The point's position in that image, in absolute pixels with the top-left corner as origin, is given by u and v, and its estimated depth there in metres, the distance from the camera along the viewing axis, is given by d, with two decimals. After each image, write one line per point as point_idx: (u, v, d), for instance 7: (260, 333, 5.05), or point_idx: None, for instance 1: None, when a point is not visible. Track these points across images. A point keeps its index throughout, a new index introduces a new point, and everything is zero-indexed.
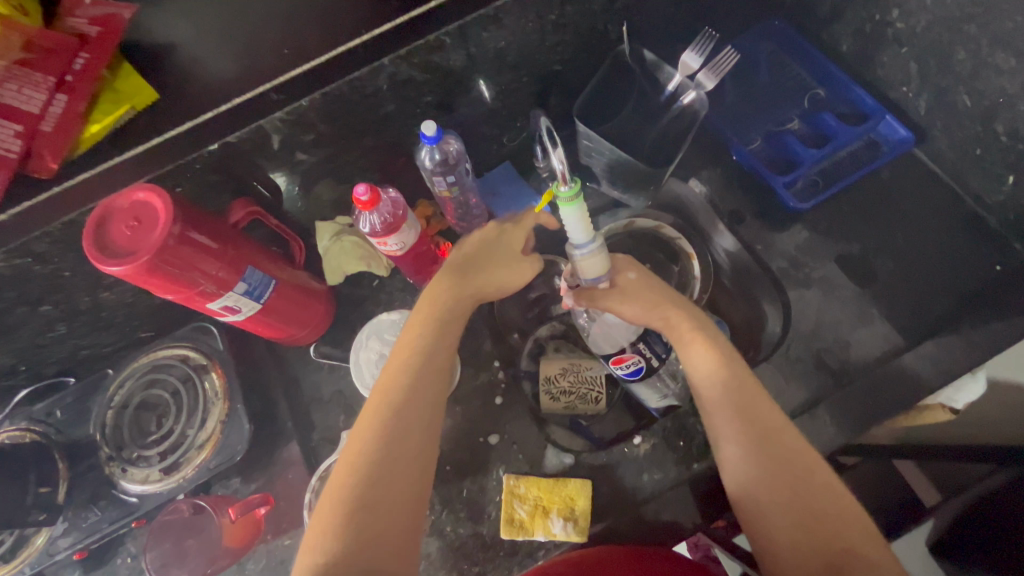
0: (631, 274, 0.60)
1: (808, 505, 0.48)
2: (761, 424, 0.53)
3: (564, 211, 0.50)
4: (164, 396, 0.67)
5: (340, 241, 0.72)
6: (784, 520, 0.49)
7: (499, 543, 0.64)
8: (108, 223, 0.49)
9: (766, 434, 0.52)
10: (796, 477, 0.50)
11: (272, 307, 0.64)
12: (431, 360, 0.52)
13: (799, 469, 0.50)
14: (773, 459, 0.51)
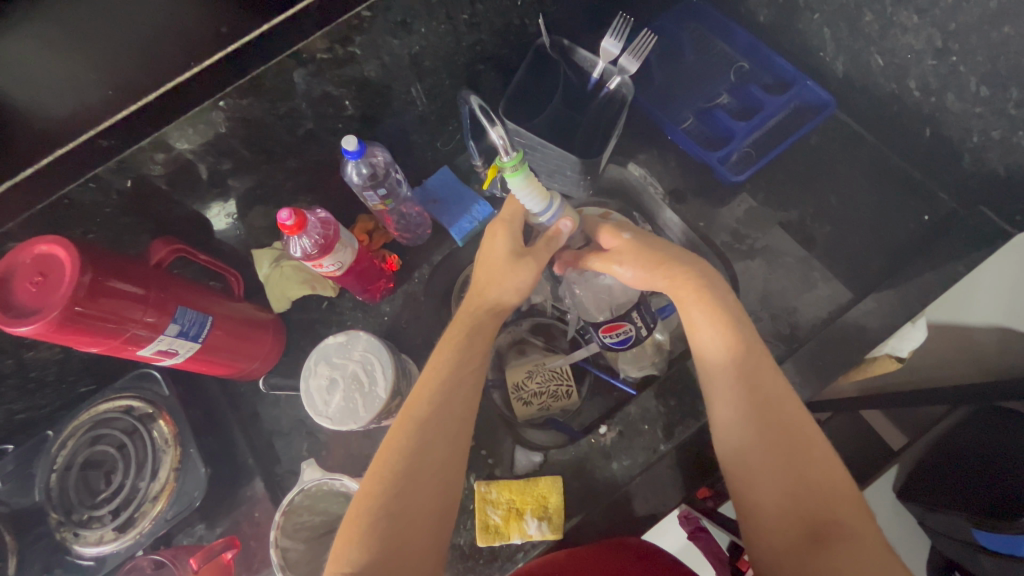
0: (626, 234, 0.59)
1: (800, 471, 0.47)
2: (763, 393, 0.50)
3: (511, 182, 0.51)
4: (111, 451, 0.63)
5: (280, 267, 0.70)
6: (773, 489, 0.47)
7: (476, 551, 0.63)
8: (11, 280, 0.45)
9: (767, 401, 0.50)
10: (791, 446, 0.48)
11: (212, 345, 0.61)
12: (460, 374, 0.52)
13: (795, 438, 0.48)
14: (769, 426, 0.49)
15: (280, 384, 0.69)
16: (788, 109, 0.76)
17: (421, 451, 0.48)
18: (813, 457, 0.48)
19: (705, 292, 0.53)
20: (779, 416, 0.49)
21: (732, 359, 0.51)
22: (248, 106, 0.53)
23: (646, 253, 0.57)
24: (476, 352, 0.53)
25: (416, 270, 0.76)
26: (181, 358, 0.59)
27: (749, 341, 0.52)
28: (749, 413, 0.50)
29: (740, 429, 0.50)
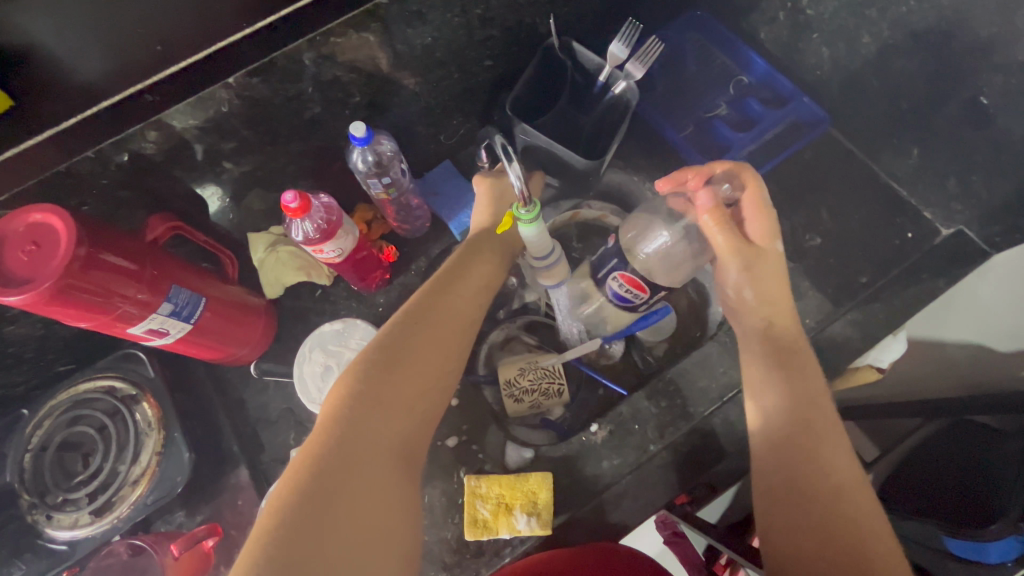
0: (777, 245, 0.60)
1: (843, 529, 0.47)
2: (815, 446, 0.51)
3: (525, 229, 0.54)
4: (89, 432, 0.61)
5: (276, 252, 0.69)
6: (814, 541, 0.47)
7: (464, 546, 0.63)
8: (2, 248, 0.44)
9: (813, 443, 0.51)
10: (826, 483, 0.49)
11: (204, 327, 0.60)
12: (416, 340, 0.50)
13: (835, 484, 0.49)
14: (815, 469, 0.50)
15: (269, 369, 0.68)
16: (784, 123, 0.79)
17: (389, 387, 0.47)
18: (864, 522, 0.47)
19: (789, 338, 0.58)
20: (831, 474, 0.50)
21: (804, 405, 0.53)
22: (256, 86, 0.53)
23: (768, 271, 0.60)
24: (453, 316, 0.54)
25: (413, 262, 0.76)
26: (173, 339, 0.58)
27: (811, 393, 0.54)
28: (786, 445, 0.52)
29: (791, 476, 0.51)
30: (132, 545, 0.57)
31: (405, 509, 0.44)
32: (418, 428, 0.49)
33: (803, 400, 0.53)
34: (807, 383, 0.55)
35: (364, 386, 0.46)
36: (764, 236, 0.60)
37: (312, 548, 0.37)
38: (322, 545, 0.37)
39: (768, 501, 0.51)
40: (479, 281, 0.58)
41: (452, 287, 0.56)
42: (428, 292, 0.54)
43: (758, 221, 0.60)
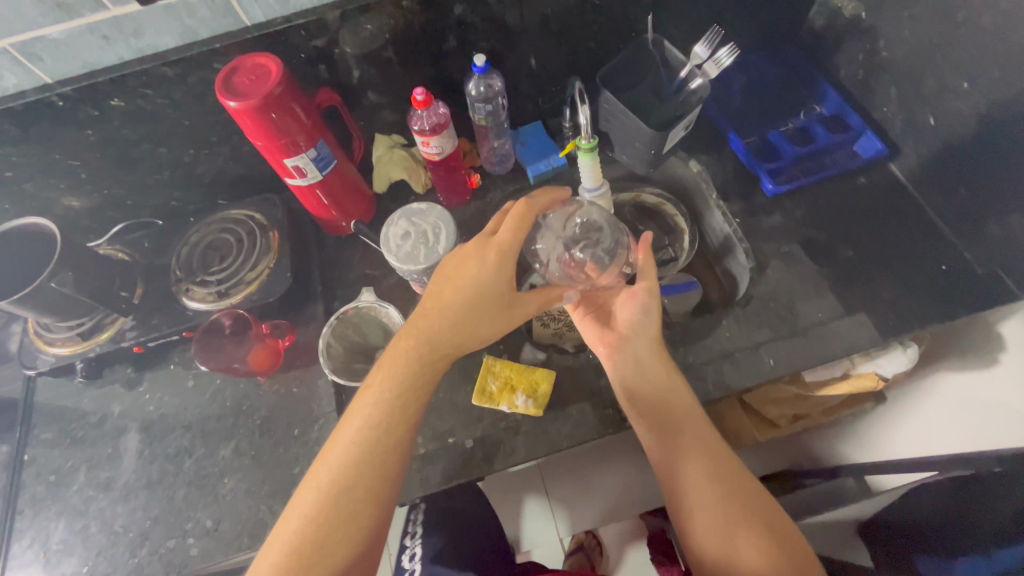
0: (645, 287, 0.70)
1: (720, 487, 0.61)
2: (683, 430, 0.64)
3: (582, 158, 0.71)
4: (228, 241, 0.82)
5: (392, 152, 0.88)
6: (697, 499, 0.61)
7: (468, 409, 0.75)
8: (235, 73, 0.65)
9: (682, 421, 0.65)
10: (700, 444, 0.63)
11: (328, 182, 0.79)
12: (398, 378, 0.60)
13: (705, 439, 0.64)
14: (692, 439, 0.64)
15: (361, 232, 0.86)
16: (840, 149, 0.87)
17: (357, 474, 0.56)
18: (743, 488, 0.61)
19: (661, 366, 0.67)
20: (695, 433, 0.64)
21: (682, 418, 0.65)
22: (418, 14, 0.73)
23: (647, 328, 0.68)
24: (423, 366, 0.61)
25: (490, 192, 0.92)
26: (303, 185, 0.77)
27: (684, 397, 0.66)
28: (664, 437, 0.64)
29: (695, 470, 0.62)
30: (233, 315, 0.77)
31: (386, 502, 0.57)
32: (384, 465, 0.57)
33: (662, 396, 0.66)
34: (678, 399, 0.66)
35: (333, 516, 0.54)
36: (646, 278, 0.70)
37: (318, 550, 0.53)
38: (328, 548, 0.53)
39: (667, 481, 0.64)
40: (472, 321, 0.61)
41: (437, 332, 0.61)
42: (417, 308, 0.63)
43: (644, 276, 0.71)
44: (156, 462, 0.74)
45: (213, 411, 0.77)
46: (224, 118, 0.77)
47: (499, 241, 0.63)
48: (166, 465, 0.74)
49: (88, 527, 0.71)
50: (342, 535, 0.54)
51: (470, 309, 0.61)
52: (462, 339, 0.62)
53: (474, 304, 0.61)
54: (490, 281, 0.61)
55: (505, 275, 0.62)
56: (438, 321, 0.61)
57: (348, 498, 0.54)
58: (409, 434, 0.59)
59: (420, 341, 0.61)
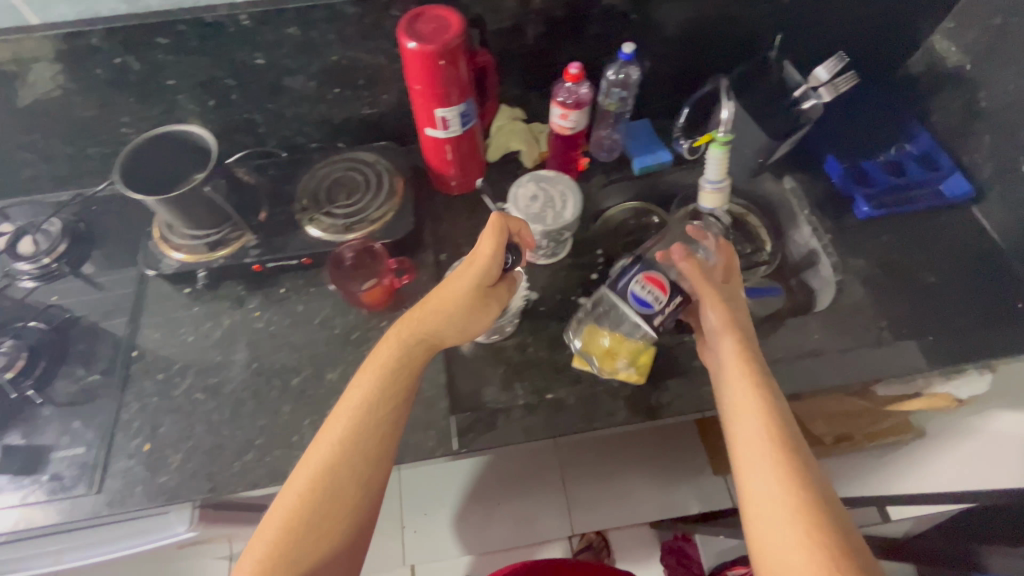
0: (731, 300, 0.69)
1: (795, 491, 0.52)
2: (760, 425, 0.57)
3: (712, 149, 0.76)
4: (354, 181, 0.85)
5: (513, 124, 0.93)
6: (767, 497, 0.53)
7: (567, 369, 0.79)
8: (418, 20, 0.70)
9: (769, 414, 0.58)
10: (782, 443, 0.55)
11: (462, 139, 0.83)
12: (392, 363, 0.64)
13: (791, 441, 0.56)
14: (774, 435, 0.56)
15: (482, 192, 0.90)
16: (927, 185, 0.94)
17: (339, 458, 0.59)
18: (823, 504, 0.51)
19: (736, 350, 0.64)
20: (778, 430, 0.56)
21: (745, 394, 0.60)
22: None
23: (733, 325, 0.67)
24: (414, 352, 0.65)
25: (596, 175, 0.97)
26: (440, 137, 0.81)
27: (772, 396, 0.59)
28: (746, 425, 0.58)
29: (764, 471, 0.54)
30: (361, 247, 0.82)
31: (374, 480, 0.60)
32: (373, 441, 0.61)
33: (743, 386, 0.61)
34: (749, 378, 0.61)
35: (314, 493, 0.58)
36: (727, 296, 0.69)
37: (308, 517, 0.57)
38: (314, 518, 0.57)
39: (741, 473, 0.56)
40: (459, 314, 0.66)
41: (422, 324, 0.66)
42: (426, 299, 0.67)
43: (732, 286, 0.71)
44: (263, 377, 0.77)
45: (321, 337, 0.80)
46: (374, 64, 0.81)
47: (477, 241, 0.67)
48: (272, 382, 0.76)
49: (194, 429, 0.73)
50: (331, 507, 0.58)
51: (453, 300, 0.65)
52: (443, 328, 0.66)
53: (461, 295, 0.65)
54: (471, 274, 0.66)
55: (489, 275, 0.65)
56: (429, 312, 0.66)
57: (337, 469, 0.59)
58: (395, 416, 0.63)
59: (405, 333, 0.66)
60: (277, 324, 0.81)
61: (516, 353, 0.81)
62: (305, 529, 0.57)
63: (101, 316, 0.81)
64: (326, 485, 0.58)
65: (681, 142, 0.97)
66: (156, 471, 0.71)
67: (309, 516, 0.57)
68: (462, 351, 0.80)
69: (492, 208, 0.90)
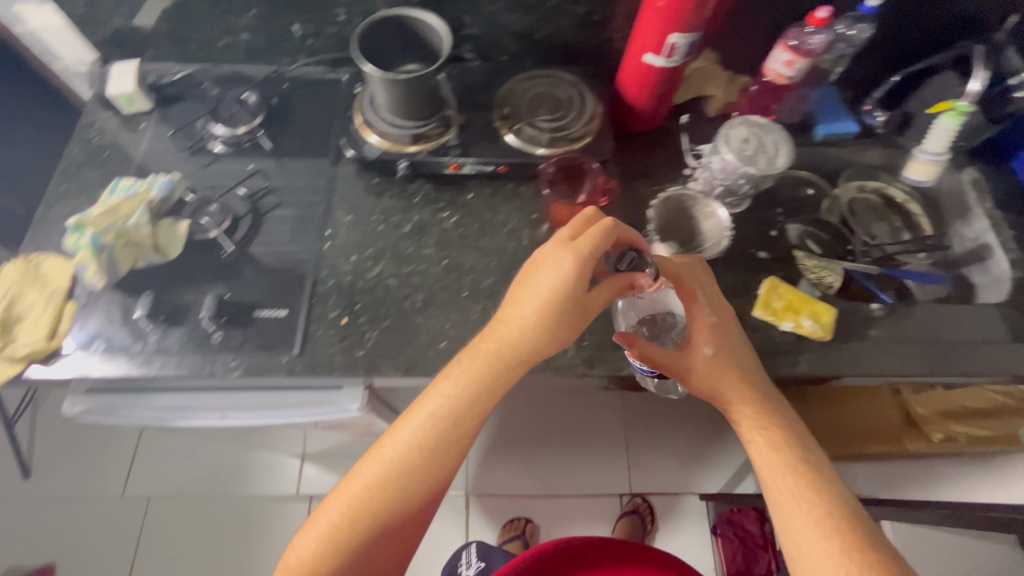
0: (708, 343, 0.70)
1: (823, 529, 0.61)
2: (770, 468, 0.66)
3: (945, 120, 0.85)
4: (556, 98, 0.85)
5: (713, 66, 0.91)
6: (796, 536, 0.62)
7: (746, 317, 0.80)
8: None
9: (791, 458, 0.66)
10: (809, 483, 0.64)
11: (676, 72, 0.81)
12: (484, 379, 0.64)
13: (817, 479, 0.64)
14: (799, 477, 0.65)
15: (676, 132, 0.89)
16: None
17: (415, 457, 0.63)
18: (856, 540, 0.60)
19: (732, 381, 0.69)
20: (803, 471, 0.65)
21: (769, 440, 0.67)
22: None
23: (735, 359, 0.71)
24: (503, 373, 0.64)
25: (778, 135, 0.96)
26: (658, 65, 0.79)
27: (779, 437, 0.67)
28: (764, 465, 0.67)
29: (798, 511, 0.63)
30: (567, 162, 0.81)
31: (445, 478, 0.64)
32: (450, 443, 0.64)
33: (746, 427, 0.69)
34: (754, 409, 0.69)
35: (388, 487, 0.62)
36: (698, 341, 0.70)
37: (373, 507, 0.62)
38: (379, 509, 0.62)
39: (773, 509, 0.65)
40: (554, 329, 0.63)
41: (516, 340, 0.64)
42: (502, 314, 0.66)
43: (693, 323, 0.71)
44: (454, 274, 0.78)
45: (509, 246, 0.81)
46: None
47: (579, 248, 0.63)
48: (463, 280, 0.78)
49: (389, 311, 0.75)
50: (396, 502, 0.62)
51: (522, 312, 0.64)
52: (544, 347, 0.64)
53: (553, 311, 0.62)
54: (557, 287, 0.62)
55: (576, 289, 0.62)
56: (519, 330, 0.64)
57: (411, 469, 0.63)
58: (475, 426, 0.64)
59: (493, 345, 0.65)
60: (466, 227, 0.82)
61: None
62: (369, 520, 0.61)
63: (294, 192, 0.83)
64: (398, 483, 0.62)
65: (876, 114, 0.96)
66: (354, 344, 0.73)
67: (374, 510, 0.62)
68: None
69: (683, 149, 0.90)
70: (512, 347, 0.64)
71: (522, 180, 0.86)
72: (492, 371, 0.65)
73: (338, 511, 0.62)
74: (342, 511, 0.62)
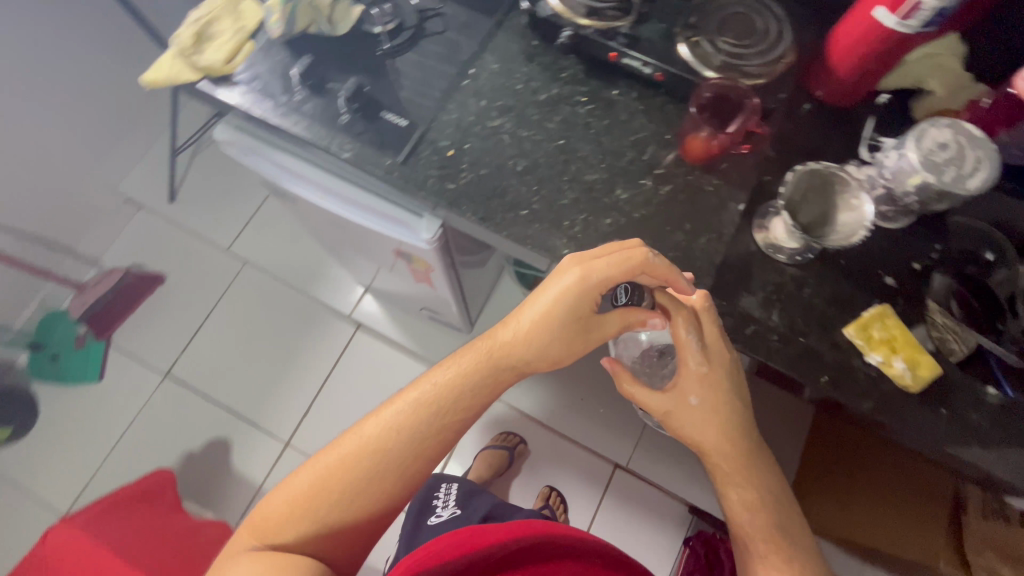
0: (699, 377, 0.67)
1: None
2: (748, 531, 0.66)
3: None
4: (750, 24, 0.77)
5: (949, 58, 0.76)
6: None
7: (830, 330, 0.72)
8: None
9: (772, 525, 0.66)
10: (782, 554, 0.65)
11: (903, 42, 0.69)
12: (469, 379, 0.66)
13: (788, 551, 0.65)
14: (775, 548, 0.65)
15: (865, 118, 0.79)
16: None
17: (391, 442, 0.63)
18: None
19: (728, 441, 0.67)
20: (783, 540, 0.66)
21: (753, 504, 0.67)
22: None
23: (734, 414, 0.68)
24: (497, 374, 0.67)
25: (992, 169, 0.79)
26: (886, 23, 0.67)
27: (768, 504, 0.67)
28: (740, 528, 0.67)
29: None
30: (723, 91, 0.75)
31: (420, 464, 0.64)
32: (428, 439, 0.65)
33: (733, 492, 0.68)
34: (740, 478, 0.67)
35: (360, 469, 0.62)
36: (685, 389, 0.68)
37: (339, 478, 0.62)
38: (346, 481, 0.62)
39: None
40: (558, 342, 0.65)
41: (517, 346, 0.66)
42: (509, 319, 0.68)
43: (688, 373, 0.68)
44: (563, 156, 0.78)
45: (626, 154, 0.79)
46: None
47: (594, 263, 0.64)
48: (569, 167, 0.78)
49: (490, 162, 0.78)
50: (364, 480, 0.62)
51: (530, 314, 0.66)
52: (537, 355, 0.66)
53: (553, 320, 0.64)
54: (569, 299, 0.63)
55: (583, 303, 0.64)
56: (520, 336, 0.65)
57: (380, 452, 0.63)
58: (457, 419, 0.66)
59: (491, 346, 0.67)
60: (594, 120, 0.81)
61: (790, 284, 0.74)
62: (337, 489, 0.62)
63: (459, 25, 0.85)
64: (366, 464, 0.63)
65: None
66: (448, 176, 0.77)
67: (340, 482, 0.62)
68: (740, 249, 0.76)
69: (863, 138, 0.79)
70: (515, 351, 0.66)
71: (671, 99, 0.82)
72: (481, 371, 0.66)
73: (306, 475, 0.63)
74: (312, 476, 0.63)
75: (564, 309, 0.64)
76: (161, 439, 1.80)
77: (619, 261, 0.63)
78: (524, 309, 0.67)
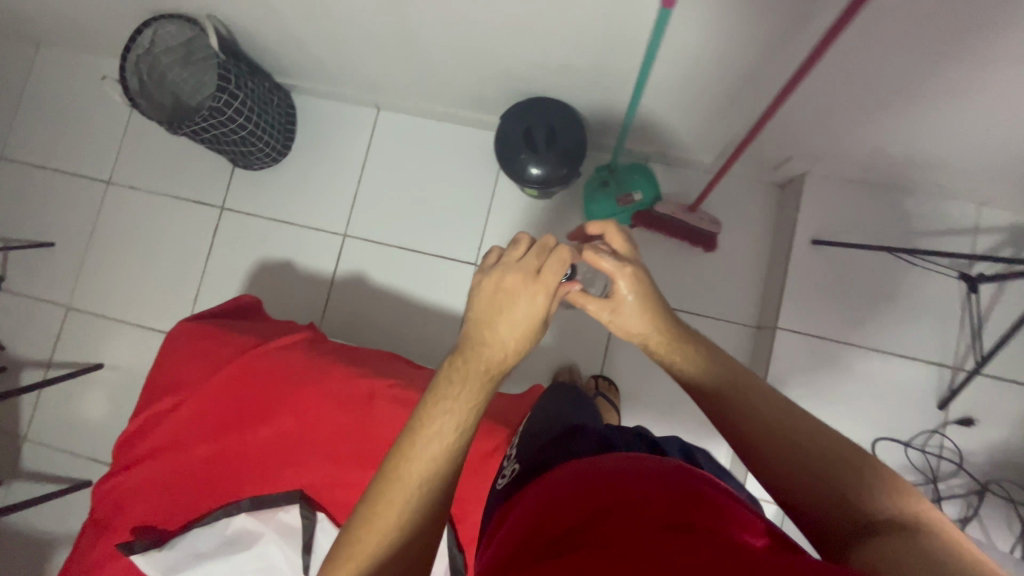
0: (626, 292, 0.92)
1: (828, 455, 0.71)
2: (767, 450, 0.75)
3: None
4: None
5: None
6: (833, 494, 0.69)
7: None
8: None
9: (776, 422, 0.76)
10: (797, 436, 0.74)
11: None
12: (497, 306, 0.82)
13: (795, 421, 0.76)
14: (801, 445, 0.73)
15: None
16: None
17: (428, 444, 0.74)
18: (844, 454, 0.71)
19: (696, 372, 0.86)
20: (800, 436, 0.74)
21: (751, 428, 0.77)
22: None
23: (666, 313, 0.93)
24: (520, 325, 0.82)
25: None
26: None
27: (764, 405, 0.78)
28: (759, 453, 0.76)
29: (798, 466, 0.72)
30: None
31: (482, 376, 0.80)
32: (469, 366, 0.80)
33: (727, 420, 0.80)
34: (726, 404, 0.81)
35: (450, 478, 0.75)
36: (615, 286, 0.92)
37: (407, 475, 0.73)
38: (413, 482, 0.72)
39: (803, 495, 0.71)
40: (527, 300, 0.82)
41: (516, 293, 0.82)
42: (474, 301, 0.84)
43: (631, 295, 0.92)
44: None
45: None
46: None
47: (502, 272, 0.83)
48: None
49: None
50: (430, 470, 0.73)
51: (492, 302, 0.83)
52: (522, 316, 0.82)
53: (505, 293, 0.82)
54: (512, 273, 0.83)
55: (536, 266, 0.83)
56: (516, 297, 0.82)
57: (421, 439, 0.74)
58: (503, 321, 0.82)
59: (468, 331, 0.84)
60: None
61: None
62: (412, 485, 0.72)
63: None
64: (419, 453, 0.73)
65: None
66: None
67: (405, 482, 0.72)
68: None
69: None
70: (512, 297, 0.82)
71: None
72: (478, 332, 0.82)
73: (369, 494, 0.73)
74: (379, 495, 0.72)
75: (518, 281, 0.82)
76: (561, 315, 1.90)
77: (529, 258, 0.84)
78: (473, 301, 0.84)
